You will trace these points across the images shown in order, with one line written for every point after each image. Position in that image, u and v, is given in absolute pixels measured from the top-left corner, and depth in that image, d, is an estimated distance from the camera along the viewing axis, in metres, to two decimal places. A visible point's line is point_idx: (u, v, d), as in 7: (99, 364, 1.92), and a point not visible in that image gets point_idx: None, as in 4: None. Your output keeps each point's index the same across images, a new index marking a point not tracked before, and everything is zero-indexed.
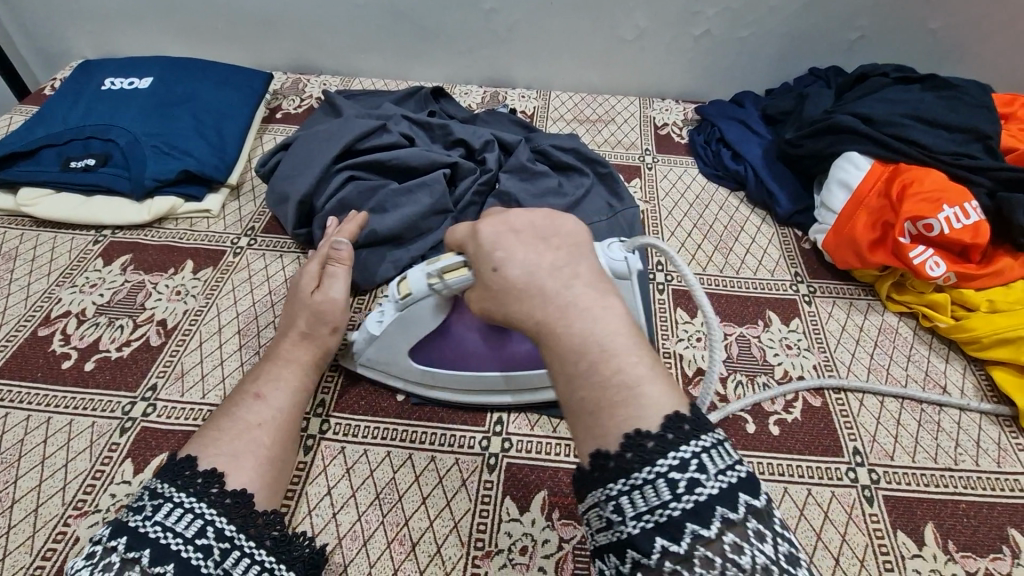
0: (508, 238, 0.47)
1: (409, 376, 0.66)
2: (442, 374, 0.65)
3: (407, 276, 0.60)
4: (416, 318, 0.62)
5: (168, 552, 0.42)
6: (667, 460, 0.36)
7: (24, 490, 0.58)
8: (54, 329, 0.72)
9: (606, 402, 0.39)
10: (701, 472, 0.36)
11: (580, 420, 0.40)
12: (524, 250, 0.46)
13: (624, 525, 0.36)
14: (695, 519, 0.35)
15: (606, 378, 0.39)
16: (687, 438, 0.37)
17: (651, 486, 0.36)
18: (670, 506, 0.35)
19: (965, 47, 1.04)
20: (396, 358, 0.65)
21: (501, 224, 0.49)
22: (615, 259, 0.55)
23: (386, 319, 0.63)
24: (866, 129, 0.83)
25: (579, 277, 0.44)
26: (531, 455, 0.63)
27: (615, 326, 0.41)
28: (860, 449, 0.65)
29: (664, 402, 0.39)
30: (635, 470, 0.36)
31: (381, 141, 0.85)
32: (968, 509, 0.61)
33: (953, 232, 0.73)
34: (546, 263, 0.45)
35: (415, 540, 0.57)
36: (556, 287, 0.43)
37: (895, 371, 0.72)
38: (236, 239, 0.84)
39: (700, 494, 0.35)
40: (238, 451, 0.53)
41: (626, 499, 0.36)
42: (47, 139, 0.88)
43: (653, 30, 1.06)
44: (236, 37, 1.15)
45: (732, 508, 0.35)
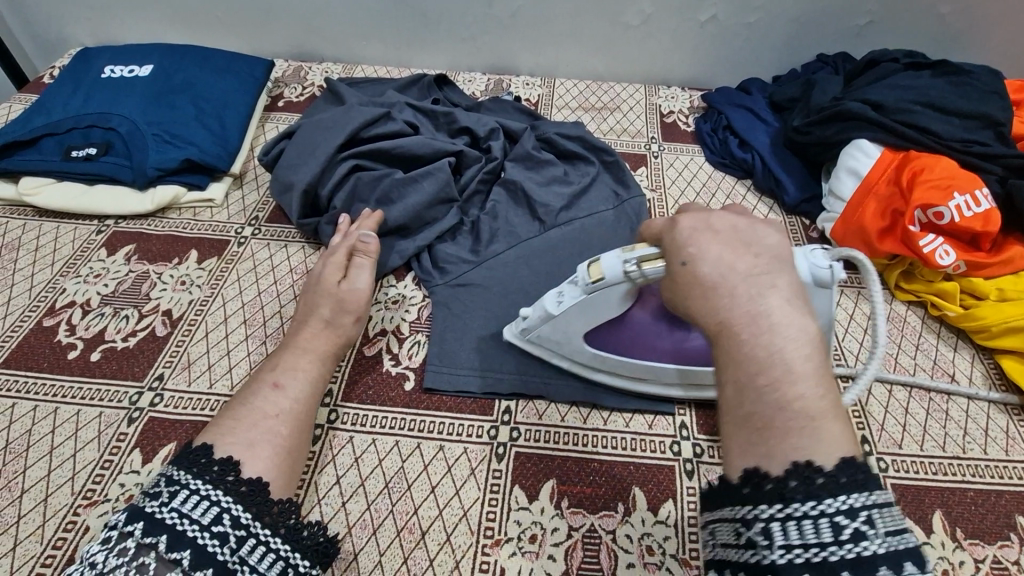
0: (701, 235, 0.41)
1: (577, 357, 0.66)
2: (614, 361, 0.64)
3: (601, 259, 0.57)
4: (602, 304, 0.60)
5: (184, 539, 0.43)
6: (838, 504, 0.32)
7: (33, 480, 0.58)
8: (59, 320, 0.72)
9: (775, 426, 0.35)
10: (874, 526, 0.32)
11: (737, 433, 0.37)
12: (720, 249, 0.40)
13: (768, 550, 0.33)
14: (853, 571, 0.31)
15: (784, 401, 0.35)
16: (863, 487, 0.33)
17: (810, 522, 0.33)
18: (826, 549, 0.32)
19: (977, 32, 1.03)
20: (570, 339, 0.64)
21: (703, 214, 0.43)
22: (819, 267, 0.53)
23: (566, 302, 0.61)
24: (875, 116, 0.82)
25: (778, 289, 0.37)
26: (539, 444, 0.63)
27: (806, 349, 0.36)
28: (868, 437, 0.65)
29: (843, 443, 0.34)
30: (796, 501, 0.33)
31: (386, 130, 0.84)
32: (977, 498, 0.61)
33: (963, 220, 0.72)
34: (748, 268, 0.39)
35: (424, 528, 0.57)
36: (751, 294, 0.37)
37: (903, 360, 0.72)
38: (241, 228, 0.83)
39: (865, 549, 0.32)
40: (254, 440, 0.53)
41: (778, 526, 0.33)
42: (48, 127, 0.87)
43: (659, 16, 1.05)
44: (236, 24, 1.14)
45: (903, 575, 0.31)
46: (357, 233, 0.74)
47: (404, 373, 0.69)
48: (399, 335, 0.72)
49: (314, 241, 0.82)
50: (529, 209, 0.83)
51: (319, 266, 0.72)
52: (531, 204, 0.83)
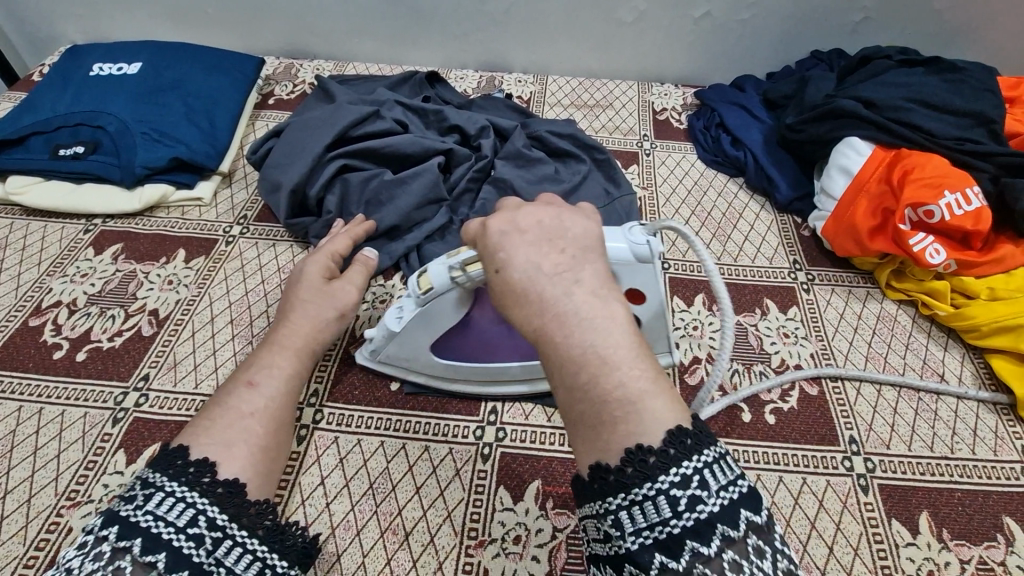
0: (510, 241, 0.43)
1: (430, 370, 0.66)
2: (465, 367, 0.65)
3: (428, 270, 0.57)
4: (437, 314, 0.60)
5: (159, 541, 0.42)
6: (671, 478, 0.35)
7: (17, 481, 0.58)
8: (44, 320, 0.71)
9: (605, 417, 0.37)
10: (703, 488, 0.35)
11: (579, 430, 0.39)
12: (529, 251, 0.42)
13: (623, 539, 0.36)
14: (694, 536, 0.34)
15: (604, 391, 0.37)
16: (690, 455, 0.36)
17: (652, 503, 0.35)
18: (670, 523, 0.35)
19: (972, 29, 1.02)
20: (417, 353, 0.64)
21: (510, 217, 0.45)
22: (637, 244, 0.52)
23: (405, 316, 0.61)
24: (867, 113, 0.81)
25: (581, 285, 0.41)
26: (525, 445, 0.63)
27: (615, 334, 0.39)
28: (856, 437, 0.65)
29: (666, 412, 0.37)
30: (637, 487, 0.35)
31: (374, 128, 0.84)
32: (963, 498, 0.61)
33: (953, 219, 0.72)
34: (554, 268, 0.41)
35: (408, 529, 0.57)
36: (558, 294, 0.40)
37: (893, 360, 0.71)
38: (228, 227, 0.83)
39: (700, 512, 0.34)
40: (231, 440, 0.53)
41: (627, 515, 0.36)
42: (35, 126, 0.87)
43: (652, 12, 1.04)
44: (227, 21, 1.13)
45: (734, 525, 0.34)
46: (349, 239, 0.74)
47: (391, 373, 0.68)
48: None
49: (303, 240, 0.82)
50: None
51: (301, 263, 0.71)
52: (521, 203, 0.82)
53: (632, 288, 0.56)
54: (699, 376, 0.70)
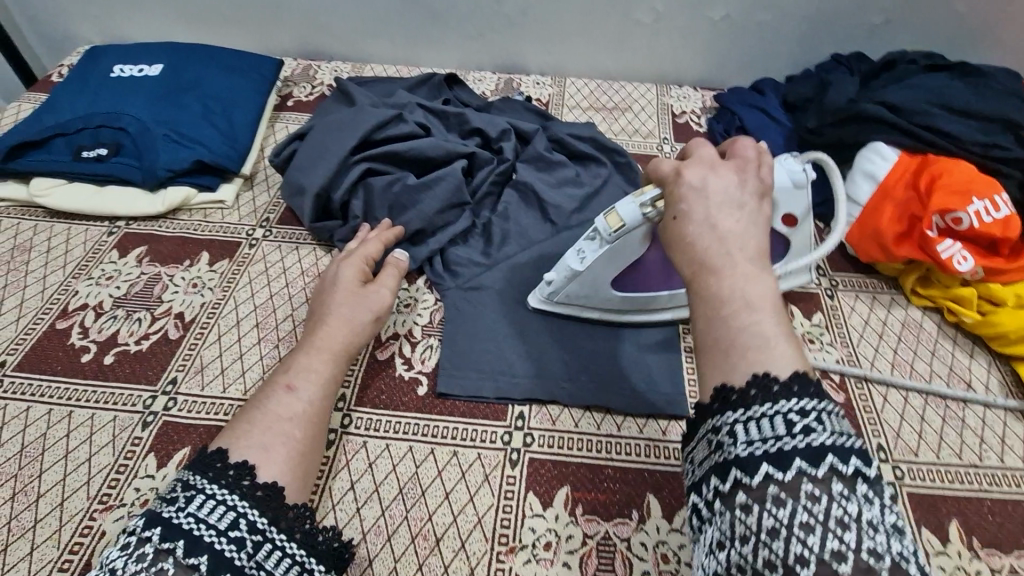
0: (695, 192, 0.50)
1: (607, 306, 0.71)
2: (644, 299, 0.71)
3: (616, 208, 0.62)
4: (624, 249, 0.65)
5: (201, 543, 0.43)
6: (792, 403, 0.39)
7: (49, 484, 0.59)
8: (72, 322, 0.72)
9: (737, 345, 0.42)
10: (821, 424, 0.38)
11: (708, 357, 0.44)
12: (706, 207, 0.48)
13: (733, 447, 0.39)
14: (805, 456, 0.37)
15: (741, 324, 0.43)
16: (812, 395, 0.39)
17: (767, 419, 0.38)
18: (783, 441, 0.38)
19: (995, 32, 1.01)
20: (599, 290, 0.69)
21: (704, 169, 0.52)
22: (795, 171, 0.64)
23: (586, 258, 0.66)
24: (893, 119, 0.81)
25: (744, 251, 0.46)
26: (554, 450, 0.63)
27: (762, 286, 0.44)
28: (884, 445, 0.65)
29: (795, 360, 0.41)
30: (756, 403, 0.39)
31: (398, 132, 0.84)
32: (994, 507, 0.60)
33: (982, 226, 0.71)
34: (727, 226, 0.47)
35: (439, 535, 0.57)
36: (721, 247, 0.46)
37: (919, 366, 0.71)
38: (252, 230, 0.83)
39: (814, 439, 0.37)
40: (268, 443, 0.53)
41: (742, 427, 0.39)
42: (58, 127, 0.87)
43: (671, 14, 1.04)
44: (245, 22, 1.13)
45: (849, 463, 0.36)
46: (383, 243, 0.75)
47: (417, 378, 0.69)
48: (412, 339, 0.72)
49: (326, 243, 0.82)
50: (541, 211, 0.83)
51: (332, 268, 0.72)
52: (544, 206, 0.82)
53: (785, 215, 0.66)
54: None
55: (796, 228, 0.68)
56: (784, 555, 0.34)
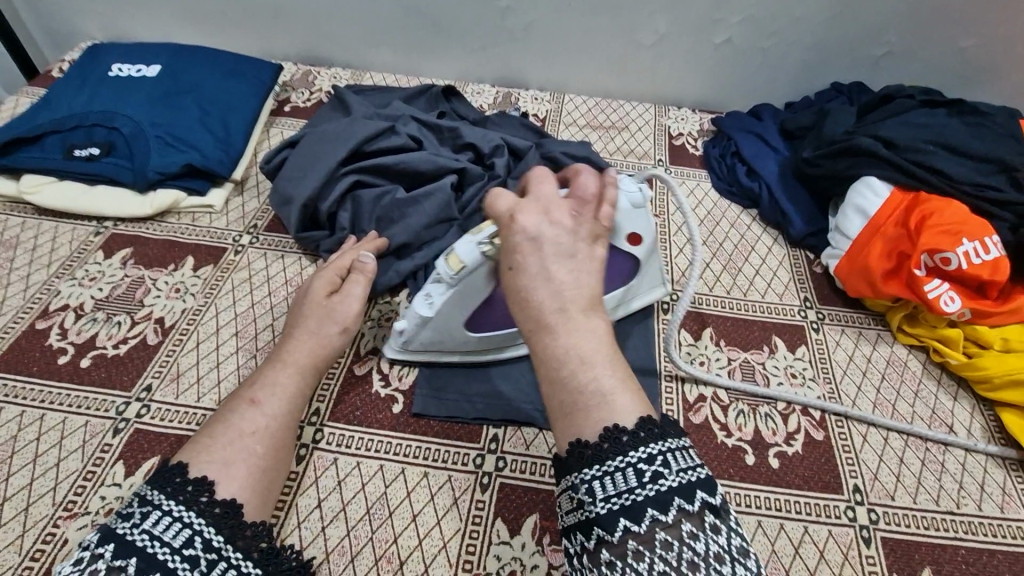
0: (530, 243, 0.52)
1: (464, 347, 0.69)
2: (497, 336, 0.68)
3: (455, 250, 0.62)
4: (469, 292, 0.64)
5: (155, 562, 0.43)
6: (640, 452, 0.42)
7: (16, 488, 0.58)
8: (51, 323, 0.72)
9: (581, 406, 0.46)
10: (668, 466, 0.42)
11: (558, 422, 0.47)
12: (541, 258, 0.51)
13: (593, 505, 0.42)
14: (655, 505, 0.41)
15: (581, 384, 0.46)
16: (656, 439, 0.43)
17: (620, 473, 0.42)
18: (635, 492, 0.42)
19: (998, 68, 1.00)
20: (450, 334, 0.67)
21: (541, 209, 0.54)
22: (632, 193, 0.64)
23: (435, 302, 0.65)
24: (887, 153, 0.80)
25: (576, 303, 0.49)
26: (525, 476, 0.62)
27: (596, 343, 0.48)
28: (860, 487, 0.64)
29: (636, 407, 0.46)
30: (610, 458, 0.43)
31: (389, 144, 0.83)
32: (968, 556, 0.59)
33: (971, 268, 0.70)
34: (560, 280, 0.50)
35: (403, 558, 0.56)
36: (555, 302, 0.49)
37: (900, 407, 0.70)
38: (239, 236, 0.83)
39: (662, 485, 0.42)
40: (231, 459, 0.53)
41: (598, 483, 0.43)
42: (52, 125, 0.87)
43: (673, 36, 1.03)
44: (249, 25, 1.13)
45: (694, 500, 0.41)
46: (359, 250, 0.74)
47: (393, 395, 0.68)
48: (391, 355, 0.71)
49: (311, 253, 0.82)
50: None
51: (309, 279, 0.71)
52: None
53: (631, 235, 0.68)
54: (703, 414, 0.69)
55: (644, 248, 0.69)
56: None
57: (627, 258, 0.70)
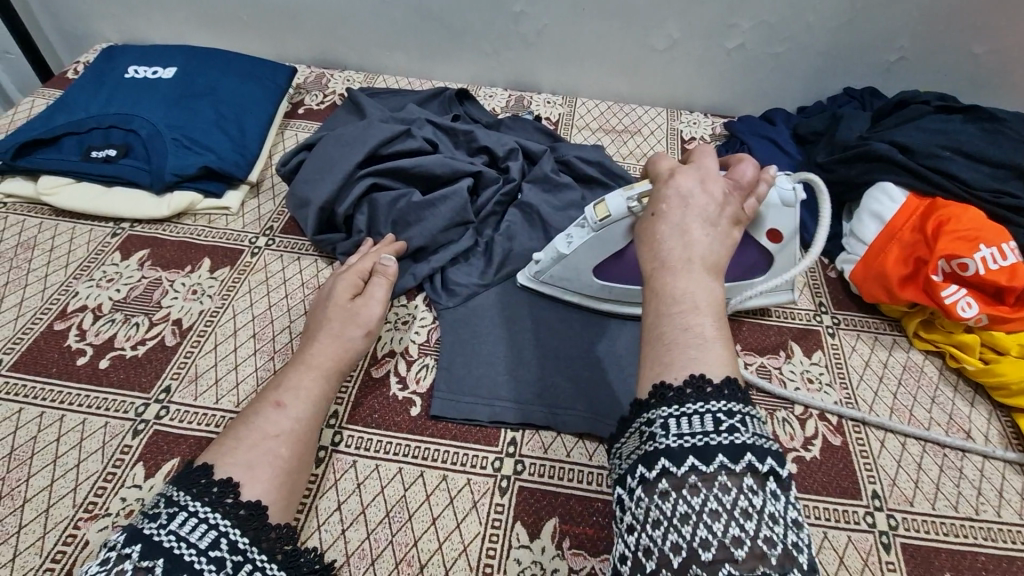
0: (678, 199, 0.58)
1: (585, 291, 0.75)
2: (618, 288, 0.74)
3: (606, 200, 0.67)
4: (607, 240, 0.70)
5: (181, 563, 0.43)
6: (721, 404, 0.43)
7: (36, 489, 0.58)
8: (70, 324, 0.72)
9: (678, 341, 0.48)
10: (744, 424, 0.43)
11: (651, 352, 0.49)
12: (684, 217, 0.57)
13: (664, 438, 0.43)
14: (727, 453, 0.41)
15: (685, 322, 0.49)
16: (739, 399, 0.44)
17: (698, 416, 0.43)
18: (709, 438, 0.42)
19: (1011, 75, 1.00)
20: (578, 276, 0.73)
21: (699, 181, 0.60)
22: (785, 190, 0.67)
23: (574, 243, 0.71)
24: (903, 159, 0.80)
25: (700, 259, 0.54)
26: (543, 479, 0.62)
27: (707, 298, 0.51)
28: (879, 492, 0.64)
29: (728, 365, 0.47)
30: (690, 401, 0.44)
31: (405, 147, 0.84)
32: (987, 563, 0.59)
33: (989, 273, 0.70)
34: (696, 236, 0.55)
35: (423, 562, 0.56)
36: (685, 252, 0.54)
37: (918, 413, 0.70)
38: (255, 238, 0.83)
39: (737, 438, 0.42)
40: (254, 461, 0.53)
41: (674, 420, 0.44)
42: (69, 127, 0.87)
43: (686, 41, 1.04)
44: (262, 28, 1.14)
45: (764, 461, 0.41)
46: (379, 254, 0.75)
47: (411, 398, 0.68)
48: (408, 357, 0.72)
49: (328, 255, 0.82)
50: (545, 233, 0.82)
51: (332, 280, 0.72)
52: (547, 229, 0.82)
53: (771, 230, 0.69)
54: None
55: (781, 245, 0.71)
56: (691, 538, 0.39)
57: (757, 250, 0.72)
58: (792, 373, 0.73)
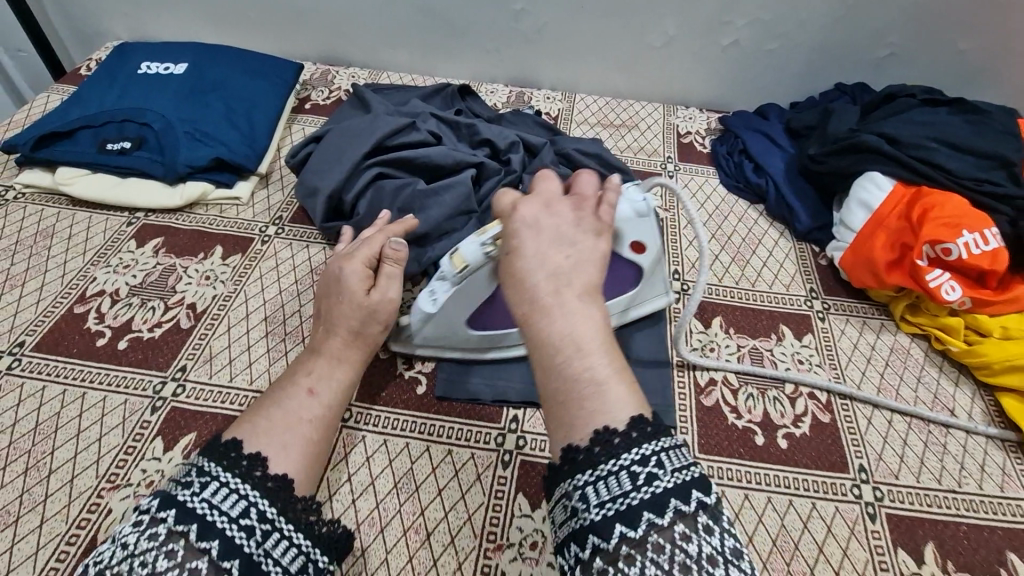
0: (528, 234, 0.55)
1: (465, 343, 0.71)
2: (497, 335, 0.71)
3: (459, 249, 0.63)
4: (472, 290, 0.66)
5: (213, 529, 0.45)
6: (633, 454, 0.42)
7: (61, 461, 0.61)
8: (89, 307, 0.75)
9: (575, 396, 0.47)
10: (662, 467, 0.42)
11: (553, 412, 0.48)
12: (538, 248, 0.53)
13: (587, 512, 0.42)
14: (651, 508, 0.40)
15: (574, 371, 0.47)
16: (650, 439, 0.43)
17: (614, 477, 0.42)
18: (629, 495, 0.41)
19: (997, 70, 1.03)
20: (452, 330, 0.69)
21: (540, 206, 0.57)
22: (635, 203, 0.67)
23: (439, 299, 0.66)
24: (889, 149, 0.83)
25: (569, 286, 0.51)
26: (545, 454, 0.65)
27: (591, 330, 0.49)
28: (865, 466, 0.66)
29: (626, 398, 0.46)
30: (603, 463, 0.43)
31: (409, 139, 0.87)
32: (970, 532, 0.62)
33: (971, 258, 0.73)
34: (558, 267, 0.52)
35: (430, 529, 0.59)
36: (551, 288, 0.51)
37: (904, 391, 0.73)
38: (264, 227, 0.86)
39: (656, 487, 0.41)
40: (288, 442, 0.56)
41: (592, 489, 0.42)
42: (84, 120, 0.90)
43: (682, 38, 1.07)
44: (270, 26, 1.17)
45: (688, 500, 0.41)
46: (385, 238, 0.72)
47: (417, 377, 0.71)
48: None
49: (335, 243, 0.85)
50: None
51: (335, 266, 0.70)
52: None
53: (634, 243, 0.70)
54: (713, 396, 0.72)
55: (647, 257, 0.72)
56: None
57: (629, 268, 0.73)
58: (784, 354, 0.76)
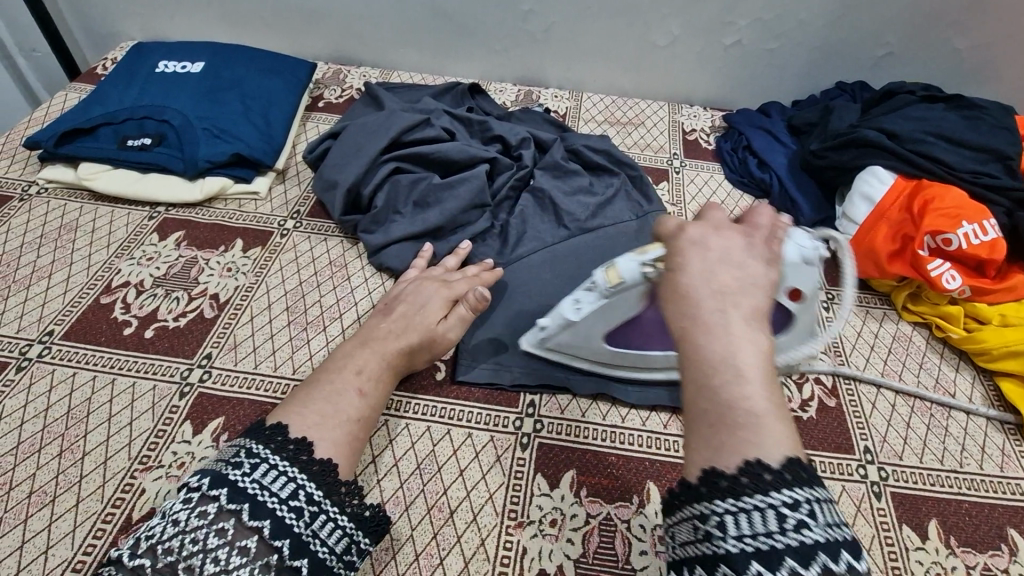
0: (694, 247, 0.50)
1: (597, 358, 0.70)
2: (633, 356, 0.69)
3: (617, 262, 0.61)
4: (618, 304, 0.64)
5: (264, 508, 0.47)
6: (784, 496, 0.39)
7: (94, 444, 0.63)
8: (115, 298, 0.77)
9: (728, 421, 0.42)
10: (814, 518, 0.39)
11: (699, 429, 0.44)
12: (705, 266, 0.48)
13: (723, 540, 0.40)
14: (795, 557, 0.38)
15: (732, 398, 0.43)
16: (804, 484, 0.40)
17: (759, 513, 0.39)
18: (774, 537, 0.39)
19: (993, 68, 1.07)
20: (588, 342, 0.68)
21: (709, 223, 0.52)
22: (805, 247, 0.61)
23: (582, 308, 0.65)
24: (889, 143, 0.86)
25: (736, 310, 0.46)
26: (561, 436, 0.67)
27: (755, 360, 0.44)
28: (870, 447, 0.69)
29: (785, 439, 0.42)
30: (748, 495, 0.40)
31: (424, 135, 0.89)
32: (971, 509, 0.64)
33: (970, 247, 0.76)
34: (726, 286, 0.47)
35: (452, 508, 0.61)
36: (716, 309, 0.46)
37: (906, 376, 0.76)
38: (283, 221, 0.88)
39: (806, 537, 0.38)
40: (337, 438, 0.56)
41: (731, 519, 0.40)
42: (105, 117, 0.92)
43: (686, 38, 1.09)
44: (283, 27, 1.19)
45: (838, 561, 0.38)
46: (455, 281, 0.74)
47: (436, 364, 0.73)
48: None
49: (351, 236, 0.87)
50: (556, 216, 0.86)
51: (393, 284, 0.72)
52: (558, 212, 0.86)
53: (791, 289, 0.63)
54: None
55: (803, 304, 0.64)
56: None
57: (781, 310, 0.66)
58: None
